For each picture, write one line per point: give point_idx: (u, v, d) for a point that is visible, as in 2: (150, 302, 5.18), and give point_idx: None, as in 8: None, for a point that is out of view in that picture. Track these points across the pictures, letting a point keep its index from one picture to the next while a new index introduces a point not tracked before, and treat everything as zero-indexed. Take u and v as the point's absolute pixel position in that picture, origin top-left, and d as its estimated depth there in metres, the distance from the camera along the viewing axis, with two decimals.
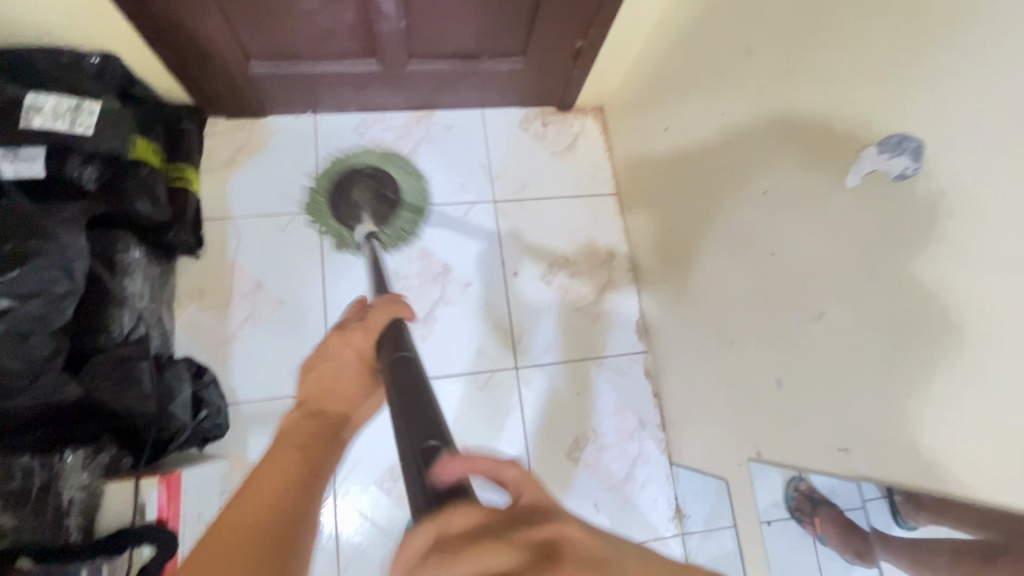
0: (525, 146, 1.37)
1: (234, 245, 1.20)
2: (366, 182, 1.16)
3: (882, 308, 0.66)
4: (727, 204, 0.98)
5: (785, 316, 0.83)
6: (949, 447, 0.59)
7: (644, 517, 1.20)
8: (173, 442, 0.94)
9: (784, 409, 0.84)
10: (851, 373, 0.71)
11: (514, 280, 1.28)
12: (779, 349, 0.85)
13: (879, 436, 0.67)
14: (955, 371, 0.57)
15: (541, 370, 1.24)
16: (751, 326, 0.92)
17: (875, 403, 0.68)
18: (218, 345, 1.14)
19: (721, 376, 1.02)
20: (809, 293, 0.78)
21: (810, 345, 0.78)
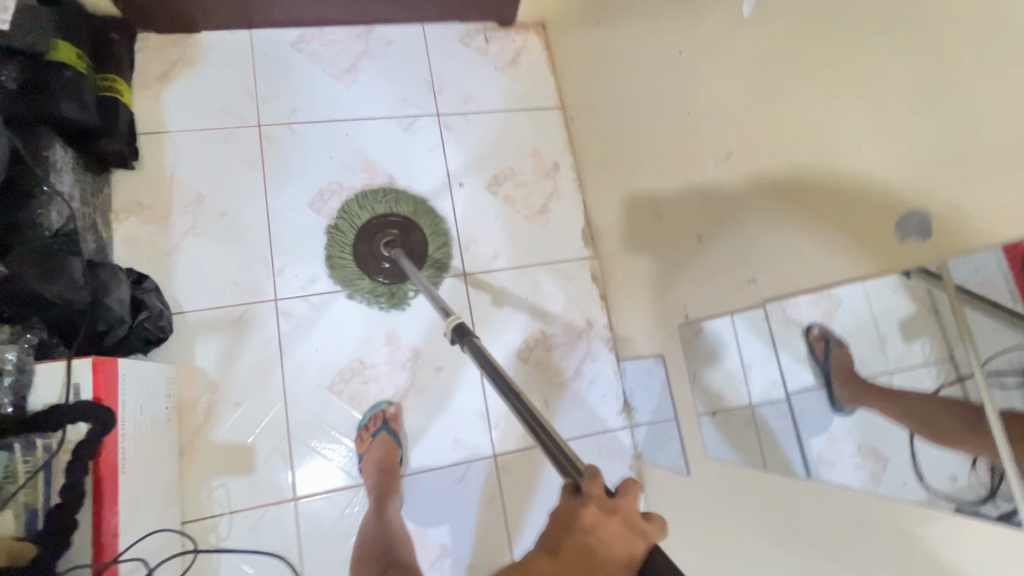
0: (467, 61, 1.37)
1: (172, 159, 1.18)
2: (391, 237, 1.20)
3: (781, 129, 0.69)
4: (656, 83, 1.00)
5: (705, 173, 0.86)
6: (831, 237, 0.63)
7: (594, 411, 1.24)
8: (111, 336, 0.95)
9: (705, 264, 0.89)
10: (753, 201, 0.76)
11: (460, 190, 1.29)
12: (698, 208, 0.88)
13: (780, 256, 0.72)
14: (831, 162, 0.62)
15: (491, 276, 1.26)
16: (677, 197, 0.95)
17: (778, 227, 0.72)
18: (160, 257, 1.13)
19: (654, 256, 1.06)
20: (725, 142, 0.81)
21: (729, 192, 0.82)
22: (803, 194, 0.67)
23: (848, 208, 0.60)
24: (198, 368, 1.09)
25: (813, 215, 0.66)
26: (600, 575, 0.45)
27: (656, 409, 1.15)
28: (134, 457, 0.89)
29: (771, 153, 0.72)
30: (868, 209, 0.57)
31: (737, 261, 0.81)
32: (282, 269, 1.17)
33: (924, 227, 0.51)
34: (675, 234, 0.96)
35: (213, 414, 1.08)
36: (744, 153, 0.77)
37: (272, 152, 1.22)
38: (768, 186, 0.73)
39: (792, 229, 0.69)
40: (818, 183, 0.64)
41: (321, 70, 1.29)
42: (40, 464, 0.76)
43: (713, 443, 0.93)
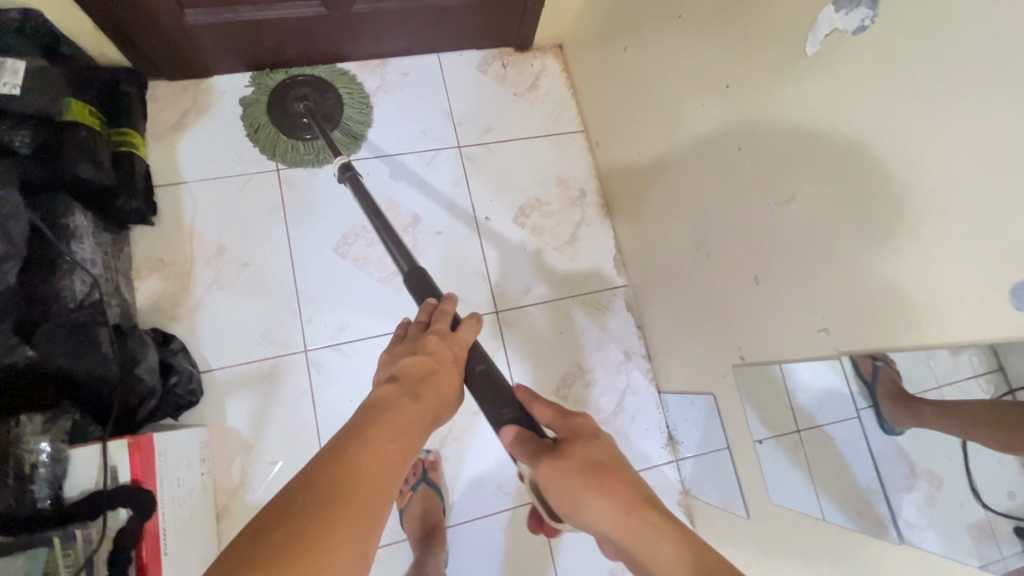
0: (485, 90, 1.33)
1: (190, 211, 1.14)
2: (302, 93, 1.20)
3: (846, 174, 0.65)
4: (687, 113, 0.95)
5: (755, 211, 0.82)
6: (917, 293, 0.59)
7: (638, 447, 1.20)
8: (144, 408, 0.91)
9: (758, 306, 0.84)
10: (815, 246, 0.71)
11: (486, 224, 1.25)
12: (750, 247, 0.84)
13: (850, 306, 0.67)
14: (918, 217, 0.57)
15: (523, 312, 1.22)
16: (721, 233, 0.91)
17: (845, 274, 0.67)
18: (184, 315, 1.09)
19: (698, 291, 1.01)
20: (772, 181, 0.77)
21: (779, 232, 0.77)
22: (871, 241, 0.63)
23: (937, 262, 0.56)
24: (230, 427, 1.06)
25: (886, 264, 0.62)
26: (447, 360, 0.65)
27: (705, 445, 1.11)
28: (175, 533, 0.87)
29: (830, 196, 0.68)
30: (961, 264, 0.54)
31: (795, 305, 0.77)
32: (310, 319, 1.13)
33: None
34: (723, 270, 0.92)
35: (249, 475, 1.04)
36: (795, 192, 0.73)
37: (292, 197, 1.18)
38: (829, 229, 0.69)
39: (861, 277, 0.65)
40: (891, 231, 0.60)
41: None
42: (81, 560, 0.73)
43: (773, 490, 0.89)
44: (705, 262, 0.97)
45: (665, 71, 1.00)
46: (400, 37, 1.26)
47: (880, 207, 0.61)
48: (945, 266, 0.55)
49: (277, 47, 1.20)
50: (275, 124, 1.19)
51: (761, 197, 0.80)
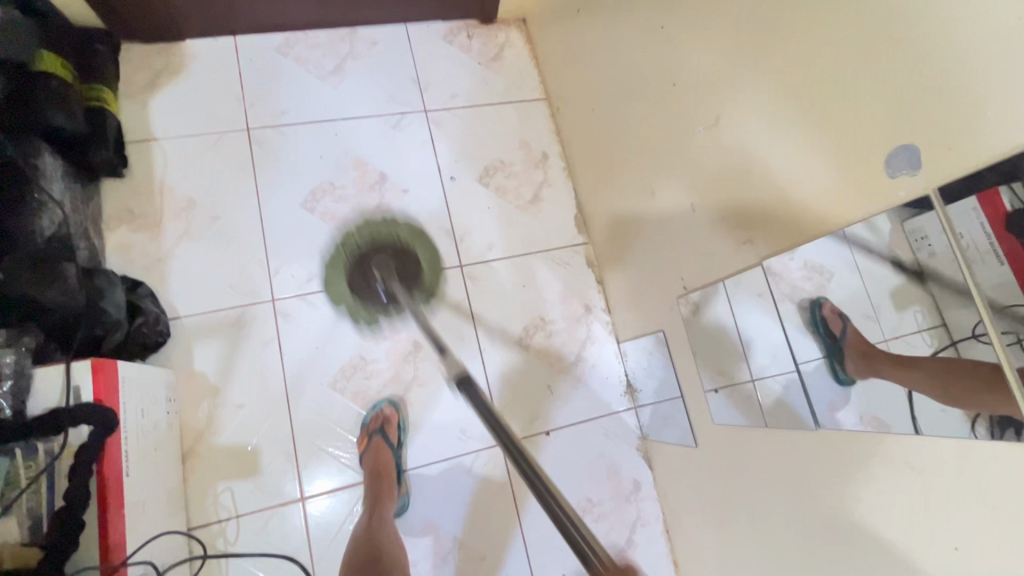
0: (451, 59, 1.39)
1: (161, 166, 1.18)
2: (382, 260, 1.18)
3: (760, 93, 0.74)
4: (636, 68, 1.05)
5: (698, 145, 0.89)
6: (819, 186, 0.67)
7: (598, 395, 1.24)
8: (109, 341, 0.93)
9: (700, 234, 0.92)
10: (740, 165, 0.80)
11: (451, 184, 1.30)
12: (692, 180, 0.91)
13: (771, 212, 0.75)
14: (815, 117, 0.66)
15: (488, 267, 1.27)
16: (669, 172, 0.98)
17: (766, 184, 0.76)
18: (153, 264, 1.12)
19: (650, 233, 1.08)
20: (714, 113, 0.84)
21: (717, 160, 0.84)
22: (790, 154, 0.71)
23: (833, 153, 0.64)
24: (198, 372, 1.08)
25: (800, 171, 0.69)
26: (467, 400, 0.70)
27: (660, 387, 1.16)
28: (140, 462, 0.89)
29: (760, 117, 0.75)
30: (858, 160, 0.61)
31: (729, 225, 0.84)
32: (278, 270, 1.16)
33: (911, 161, 0.55)
34: (672, 206, 0.99)
35: (215, 418, 1.07)
36: (730, 122, 0.81)
37: (262, 154, 1.22)
38: (760, 149, 0.76)
39: (783, 188, 0.73)
40: (806, 142, 0.68)
41: (307, 72, 1.30)
42: (42, 467, 0.75)
43: (716, 410, 0.93)
44: (656, 204, 1.04)
45: (622, 30, 1.07)
46: (369, 5, 1.32)
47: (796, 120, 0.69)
48: (845, 164, 0.63)
49: (248, 11, 1.25)
50: (352, 288, 1.19)
51: (703, 130, 0.87)
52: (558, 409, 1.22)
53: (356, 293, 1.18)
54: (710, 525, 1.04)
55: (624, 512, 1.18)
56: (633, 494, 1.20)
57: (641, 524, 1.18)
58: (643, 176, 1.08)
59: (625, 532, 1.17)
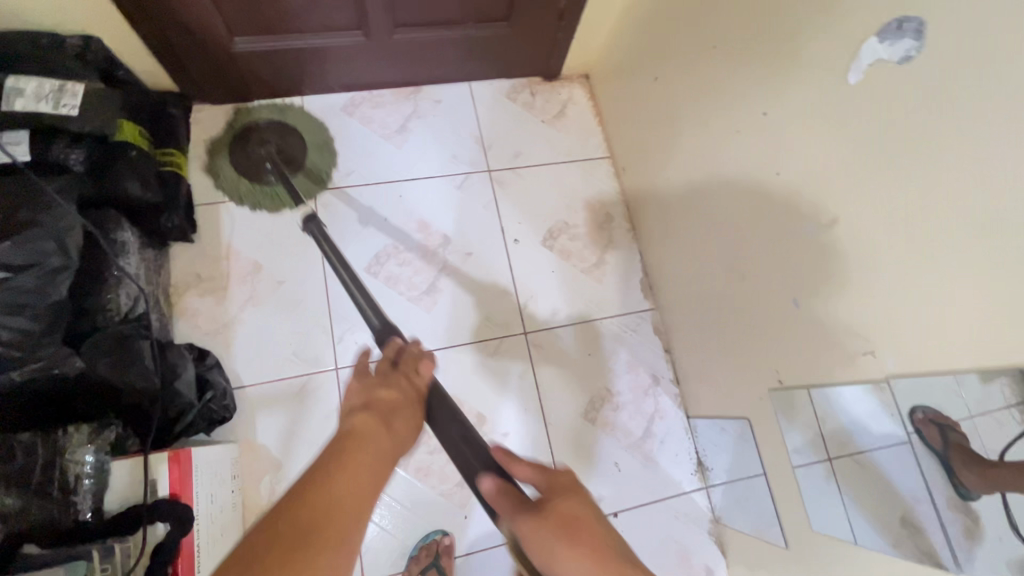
0: (514, 117, 1.37)
1: (228, 229, 1.17)
2: (267, 139, 1.23)
3: (890, 200, 0.67)
4: (716, 143, 0.99)
5: (797, 235, 0.82)
6: (977, 315, 0.59)
7: (666, 473, 1.18)
8: (181, 421, 0.92)
9: (800, 331, 0.84)
10: (859, 272, 0.72)
11: (515, 246, 1.27)
12: (792, 270, 0.84)
13: (903, 329, 0.67)
14: (972, 241, 0.59)
15: (552, 334, 1.23)
16: (760, 256, 0.91)
17: (894, 297, 0.68)
18: (219, 330, 1.10)
19: (732, 313, 1.01)
20: (819, 205, 0.77)
21: (827, 255, 0.77)
22: (927, 266, 0.64)
23: (997, 284, 0.57)
24: (260, 444, 1.06)
25: (942, 287, 0.62)
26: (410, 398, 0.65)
27: (737, 471, 1.09)
28: (209, 554, 0.86)
29: (885, 221, 0.68)
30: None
31: (840, 327, 0.76)
32: (341, 337, 1.14)
33: None
34: (763, 292, 0.92)
35: (277, 494, 1.04)
36: (842, 218, 0.74)
37: (328, 218, 1.21)
38: (884, 253, 0.69)
39: (917, 301, 0.65)
40: (952, 259, 0.61)
41: (372, 133, 1.29)
42: (119, 573, 0.73)
43: (817, 516, 0.87)
44: (741, 285, 0.98)
45: (700, 101, 1.02)
46: (436, 65, 1.31)
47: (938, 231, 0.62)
48: (1006, 292, 0.56)
49: (318, 74, 1.25)
50: (239, 169, 1.21)
51: (805, 220, 0.80)
52: (625, 487, 1.16)
53: (251, 175, 1.21)
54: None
55: None
56: None
57: None
58: (724, 253, 1.02)
59: None
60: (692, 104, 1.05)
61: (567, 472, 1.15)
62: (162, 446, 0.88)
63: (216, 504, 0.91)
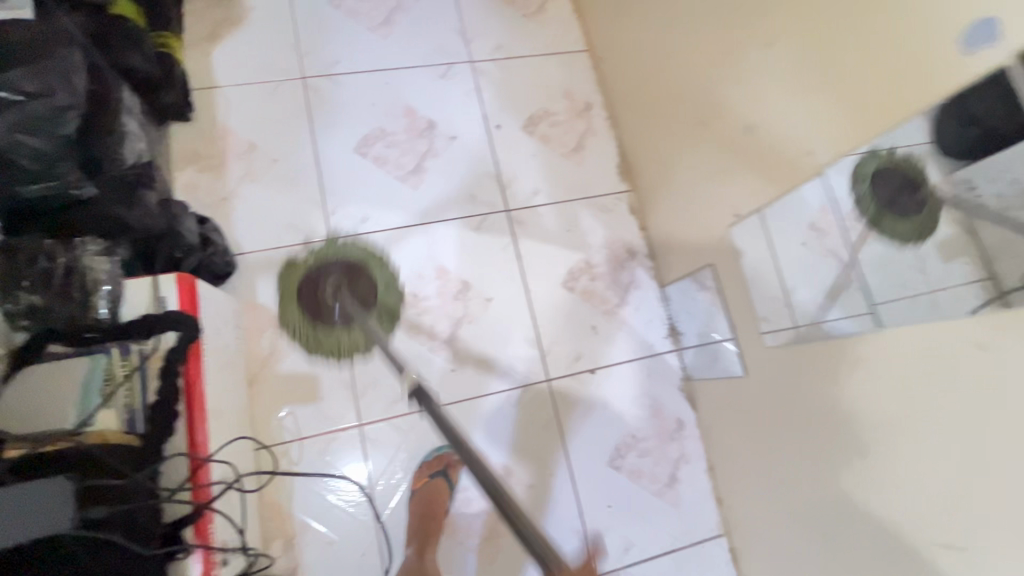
0: (496, 12, 1.42)
1: (223, 111, 1.23)
2: None
3: (823, 8, 0.80)
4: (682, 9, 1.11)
5: (758, 69, 0.93)
6: (891, 83, 0.72)
7: (641, 336, 1.26)
8: (184, 262, 0.99)
9: (754, 159, 0.96)
10: (802, 82, 0.85)
11: (497, 131, 1.33)
12: (755, 102, 0.94)
13: (837, 118, 0.80)
14: (886, 19, 0.72)
15: (533, 212, 1.30)
16: (724, 102, 1.02)
17: (830, 93, 0.81)
18: (219, 202, 1.18)
19: (699, 167, 1.12)
20: (781, 34, 0.88)
21: (785, 78, 0.88)
22: (865, 57, 0.75)
23: (906, 47, 0.70)
24: (261, 304, 1.14)
25: (872, 69, 0.74)
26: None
27: (707, 324, 1.18)
28: (216, 381, 0.94)
29: (833, 29, 0.79)
30: (941, 49, 0.66)
31: (795, 139, 0.87)
32: (334, 211, 1.21)
33: (994, 30, 0.61)
34: (728, 134, 1.02)
35: (278, 347, 1.12)
36: (800, 40, 0.85)
37: (317, 102, 1.27)
38: (818, 56, 0.82)
39: (847, 87, 0.78)
40: (872, 40, 0.74)
41: (358, 24, 1.34)
42: (136, 367, 0.80)
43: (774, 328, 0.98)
44: (708, 137, 1.08)
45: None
46: None
47: (875, 24, 0.73)
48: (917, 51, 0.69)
49: None
50: None
51: (768, 54, 0.91)
52: (602, 349, 1.24)
53: None
54: (768, 450, 1.07)
55: (667, 450, 1.20)
56: (677, 432, 1.22)
57: (684, 460, 1.20)
58: (690, 114, 1.12)
59: (668, 468, 1.20)
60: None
61: (548, 334, 1.23)
62: (165, 275, 0.97)
63: (220, 339, 0.99)
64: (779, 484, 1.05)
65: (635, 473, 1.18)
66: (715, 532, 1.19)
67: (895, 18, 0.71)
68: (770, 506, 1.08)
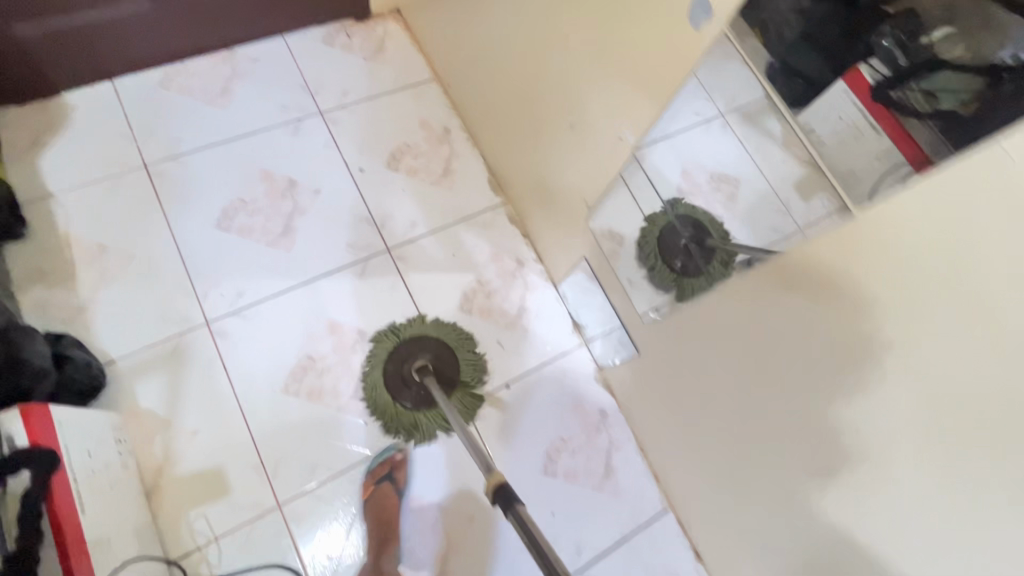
0: (335, 60, 1.42)
1: (63, 219, 1.16)
2: None
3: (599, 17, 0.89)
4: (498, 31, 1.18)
5: (570, 72, 1.01)
6: (651, 76, 0.82)
7: (548, 339, 1.28)
8: (38, 388, 0.91)
9: (583, 153, 1.06)
10: (597, 81, 0.95)
11: (361, 175, 1.33)
12: (578, 99, 1.02)
13: (627, 106, 0.90)
14: (637, 23, 0.82)
15: (415, 245, 1.29)
16: (558, 106, 1.09)
17: (616, 89, 0.91)
18: (76, 315, 1.10)
19: (545, 167, 1.20)
20: (575, 40, 0.97)
21: (591, 74, 0.96)
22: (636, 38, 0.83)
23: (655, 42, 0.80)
24: (144, 409, 1.07)
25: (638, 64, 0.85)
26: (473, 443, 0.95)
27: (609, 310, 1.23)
28: (97, 509, 0.87)
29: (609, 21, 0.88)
30: (673, 39, 0.76)
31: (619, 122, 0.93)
32: (206, 293, 1.16)
33: (703, 10, 0.71)
34: (569, 133, 1.08)
35: (173, 449, 1.05)
36: (589, 40, 0.93)
37: (164, 185, 1.22)
38: (603, 58, 0.91)
39: (626, 82, 0.88)
40: (632, 42, 0.84)
41: (193, 100, 1.31)
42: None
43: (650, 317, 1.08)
44: (556, 141, 1.14)
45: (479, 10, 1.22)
46: (241, 22, 1.33)
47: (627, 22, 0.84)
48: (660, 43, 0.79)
49: (119, 49, 1.24)
50: None
51: (571, 57, 0.99)
52: (513, 362, 1.25)
53: None
54: (696, 433, 1.07)
55: (597, 442, 1.22)
56: (602, 423, 1.24)
57: (616, 449, 1.22)
58: (535, 125, 1.19)
59: (602, 460, 1.21)
60: (479, 13, 1.23)
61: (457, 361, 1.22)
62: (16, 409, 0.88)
63: (97, 460, 0.92)
64: (716, 472, 1.06)
65: (571, 475, 1.19)
66: (661, 509, 1.20)
67: (634, 17, 0.82)
68: (713, 491, 1.08)
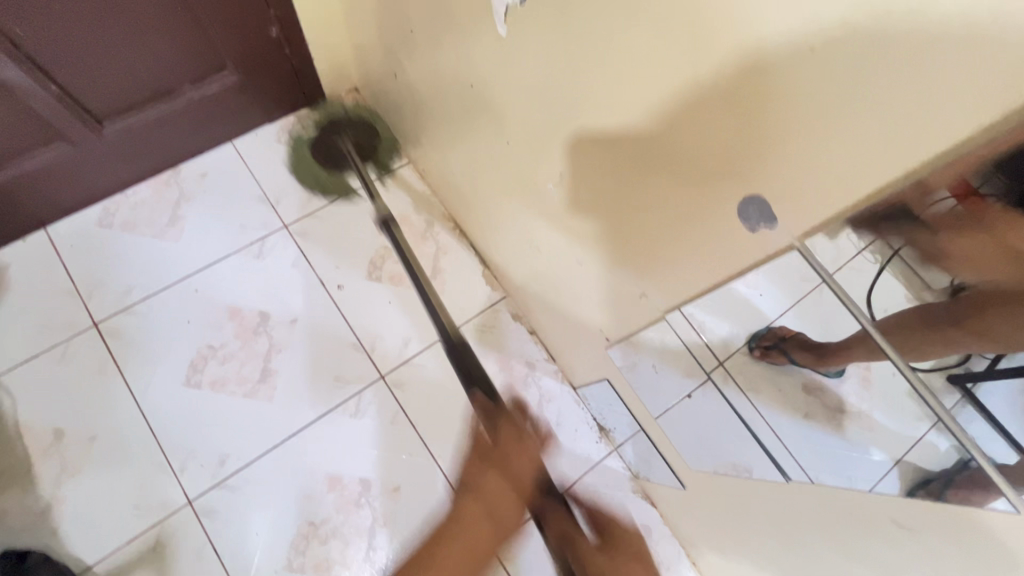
0: (295, 161, 1.26)
1: (9, 404, 1.02)
2: None
3: (632, 185, 0.67)
4: (472, 128, 1.00)
5: (595, 187, 0.74)
6: (690, 261, 0.64)
7: (572, 451, 1.15)
8: None
9: (597, 289, 0.88)
10: (618, 243, 0.76)
11: (340, 293, 1.18)
12: (604, 195, 0.73)
13: (655, 276, 0.72)
14: (682, 211, 0.61)
15: (411, 366, 1.15)
16: (590, 169, 0.74)
17: (643, 258, 0.72)
18: (40, 519, 0.97)
19: (552, 285, 1.04)
20: (597, 152, 0.70)
21: (623, 178, 0.68)
22: (694, 173, 0.57)
23: (708, 237, 0.60)
24: None
25: (676, 245, 0.65)
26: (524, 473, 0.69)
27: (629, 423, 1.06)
28: None
29: (674, 44, 0.52)
30: (728, 242, 0.58)
31: (713, 196, 0.56)
32: (185, 467, 1.03)
33: (766, 217, 0.52)
34: (616, 204, 0.72)
35: None
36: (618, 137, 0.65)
37: (120, 347, 1.08)
38: (626, 227, 0.72)
39: (656, 258, 0.70)
40: (668, 226, 0.65)
41: (141, 236, 1.16)
42: None
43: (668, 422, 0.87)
44: (591, 215, 0.79)
45: (449, 97, 1.01)
46: (179, 138, 1.16)
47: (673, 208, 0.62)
48: (710, 241, 0.60)
49: (43, 196, 1.08)
50: None
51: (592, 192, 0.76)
52: None
53: None
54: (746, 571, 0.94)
55: None
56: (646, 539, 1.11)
57: (664, 568, 1.10)
58: (540, 210, 0.92)
59: None
60: (446, 105, 1.04)
61: None
62: None
63: None
64: None
65: None
66: None
67: (682, 207, 0.61)
68: None
